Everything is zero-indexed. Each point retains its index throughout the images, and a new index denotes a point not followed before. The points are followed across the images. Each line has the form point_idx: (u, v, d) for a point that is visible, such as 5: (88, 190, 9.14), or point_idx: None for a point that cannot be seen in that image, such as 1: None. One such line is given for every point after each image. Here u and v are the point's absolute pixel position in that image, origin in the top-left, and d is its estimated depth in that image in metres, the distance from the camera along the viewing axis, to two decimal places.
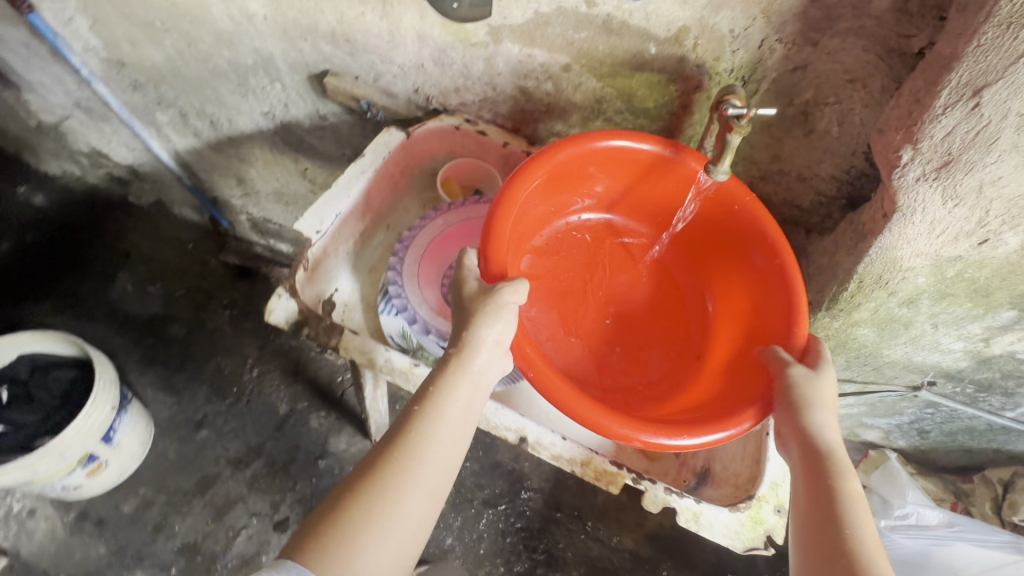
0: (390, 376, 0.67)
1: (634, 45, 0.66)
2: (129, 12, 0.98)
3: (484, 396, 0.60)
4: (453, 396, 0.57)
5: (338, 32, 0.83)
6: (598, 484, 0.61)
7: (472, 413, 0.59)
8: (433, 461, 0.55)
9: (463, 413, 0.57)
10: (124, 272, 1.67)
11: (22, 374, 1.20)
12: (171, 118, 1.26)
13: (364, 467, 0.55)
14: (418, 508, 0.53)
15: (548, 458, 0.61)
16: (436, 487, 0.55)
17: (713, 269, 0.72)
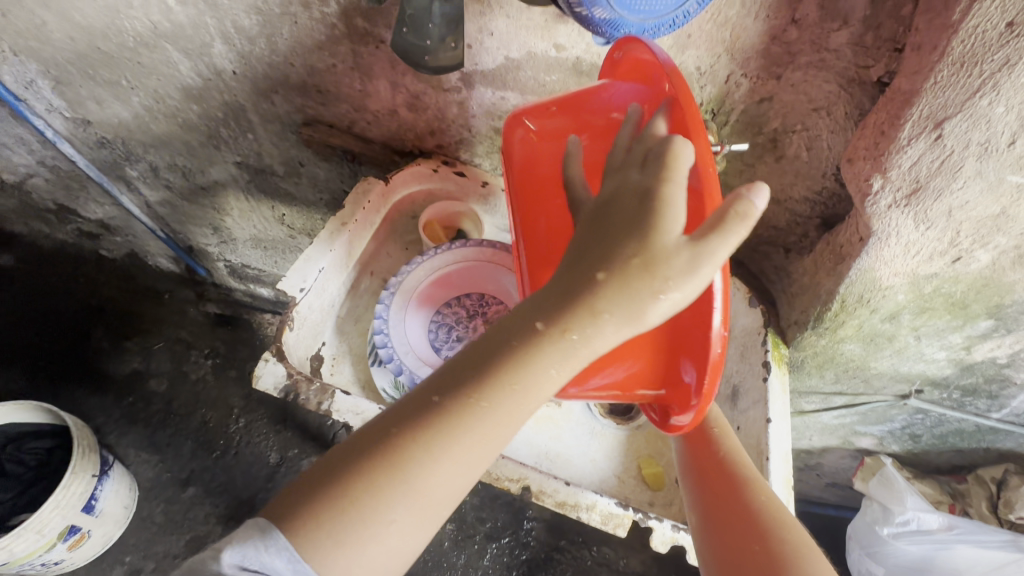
0: None
1: None
2: (92, 72, 0.97)
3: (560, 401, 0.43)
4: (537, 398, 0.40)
5: (310, 83, 0.83)
6: (606, 529, 0.64)
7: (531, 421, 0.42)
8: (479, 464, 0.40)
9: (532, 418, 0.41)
10: (98, 329, 1.63)
11: None
12: (142, 172, 1.24)
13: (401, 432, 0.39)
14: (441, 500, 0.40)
15: (553, 506, 0.64)
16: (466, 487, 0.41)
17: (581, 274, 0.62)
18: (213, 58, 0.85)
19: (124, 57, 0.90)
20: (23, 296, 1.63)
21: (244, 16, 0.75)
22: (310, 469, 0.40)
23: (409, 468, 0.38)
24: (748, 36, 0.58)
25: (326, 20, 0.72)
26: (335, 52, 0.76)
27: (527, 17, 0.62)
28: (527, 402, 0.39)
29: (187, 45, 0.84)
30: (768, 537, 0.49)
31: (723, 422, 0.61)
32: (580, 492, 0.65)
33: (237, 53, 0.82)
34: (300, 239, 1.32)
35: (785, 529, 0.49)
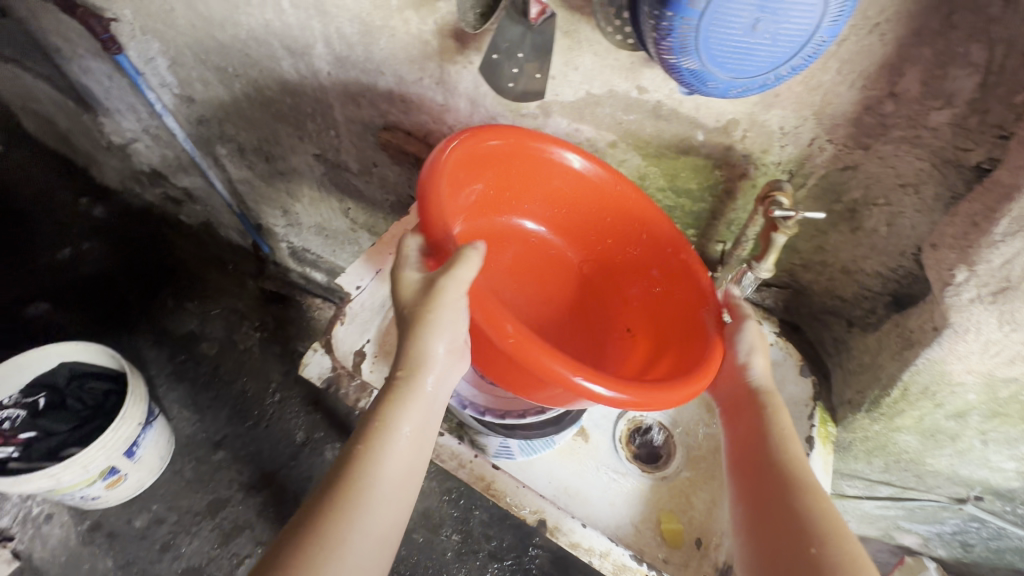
0: None
1: (681, 131, 0.67)
2: (204, 57, 1.06)
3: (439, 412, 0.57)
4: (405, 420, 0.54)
5: (396, 92, 0.88)
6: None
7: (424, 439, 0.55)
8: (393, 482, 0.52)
9: (418, 436, 0.55)
10: (166, 288, 1.75)
11: (61, 382, 1.24)
12: (230, 151, 1.33)
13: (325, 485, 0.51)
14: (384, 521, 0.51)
15: (566, 545, 0.63)
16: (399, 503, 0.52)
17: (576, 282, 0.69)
18: (312, 58, 0.91)
19: (235, 48, 0.99)
20: (108, 246, 1.79)
21: (347, 24, 0.80)
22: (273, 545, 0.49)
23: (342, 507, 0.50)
24: (840, 103, 0.56)
25: (421, 37, 0.76)
26: (424, 66, 0.80)
27: (614, 57, 0.63)
28: (394, 444, 0.53)
29: (291, 44, 0.90)
30: (812, 550, 0.49)
31: (787, 427, 0.60)
32: (596, 537, 0.64)
33: (335, 56, 0.88)
34: (360, 234, 1.37)
35: (838, 551, 0.49)
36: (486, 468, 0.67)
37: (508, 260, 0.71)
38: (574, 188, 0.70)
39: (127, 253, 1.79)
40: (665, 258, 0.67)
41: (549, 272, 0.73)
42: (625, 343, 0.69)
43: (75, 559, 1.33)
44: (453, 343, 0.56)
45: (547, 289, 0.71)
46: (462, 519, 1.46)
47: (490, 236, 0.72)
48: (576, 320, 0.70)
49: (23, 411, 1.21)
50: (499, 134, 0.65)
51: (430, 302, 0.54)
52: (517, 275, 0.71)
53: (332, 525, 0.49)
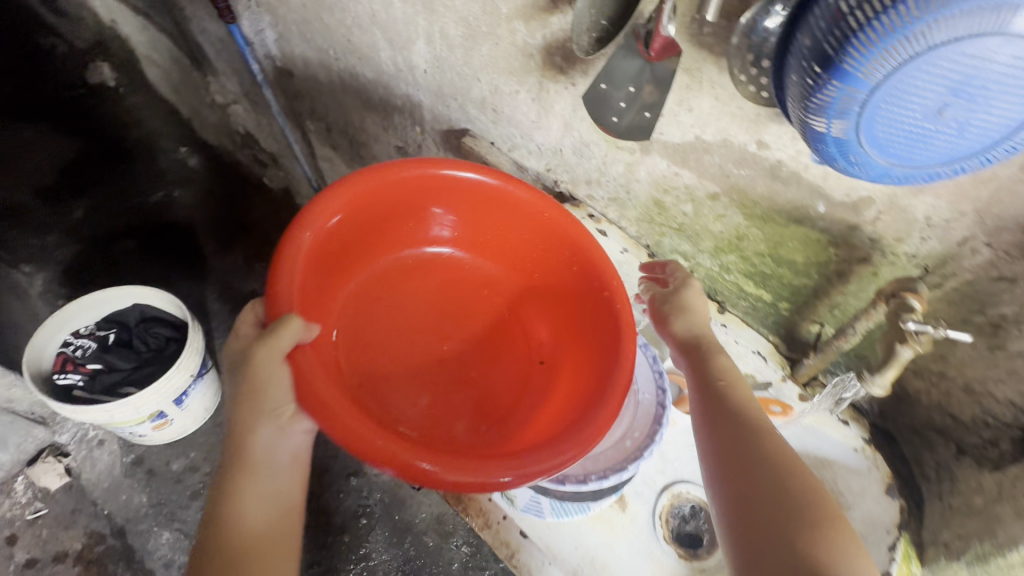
0: None
1: (799, 198, 0.59)
2: (309, 37, 1.07)
3: (292, 463, 0.62)
4: (250, 485, 0.59)
5: (488, 101, 0.84)
6: None
7: (279, 493, 0.61)
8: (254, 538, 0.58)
9: (272, 495, 0.60)
10: (239, 247, 1.82)
11: (130, 321, 1.32)
12: (318, 129, 1.35)
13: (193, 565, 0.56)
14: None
15: None
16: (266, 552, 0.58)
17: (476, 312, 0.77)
18: (410, 53, 0.88)
19: (338, 32, 0.98)
20: (196, 197, 1.84)
21: (452, 25, 0.77)
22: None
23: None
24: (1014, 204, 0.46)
25: (526, 50, 0.71)
26: (523, 80, 0.76)
27: (738, 105, 0.56)
28: (241, 518, 0.57)
29: (392, 37, 0.88)
30: (785, 495, 0.51)
31: (737, 377, 0.62)
32: None
33: (433, 55, 0.85)
34: None
35: (806, 494, 0.52)
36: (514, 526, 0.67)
37: (427, 288, 0.78)
38: (469, 195, 0.73)
39: (212, 206, 1.85)
40: (581, 274, 0.71)
41: (467, 288, 0.79)
42: (540, 364, 0.74)
43: (116, 487, 1.42)
44: (284, 407, 0.60)
45: (466, 313, 0.77)
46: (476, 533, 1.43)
47: (401, 273, 0.79)
48: (500, 340, 0.76)
49: (93, 343, 1.27)
50: (354, 186, 0.68)
51: (248, 380, 0.58)
52: (438, 303, 0.78)
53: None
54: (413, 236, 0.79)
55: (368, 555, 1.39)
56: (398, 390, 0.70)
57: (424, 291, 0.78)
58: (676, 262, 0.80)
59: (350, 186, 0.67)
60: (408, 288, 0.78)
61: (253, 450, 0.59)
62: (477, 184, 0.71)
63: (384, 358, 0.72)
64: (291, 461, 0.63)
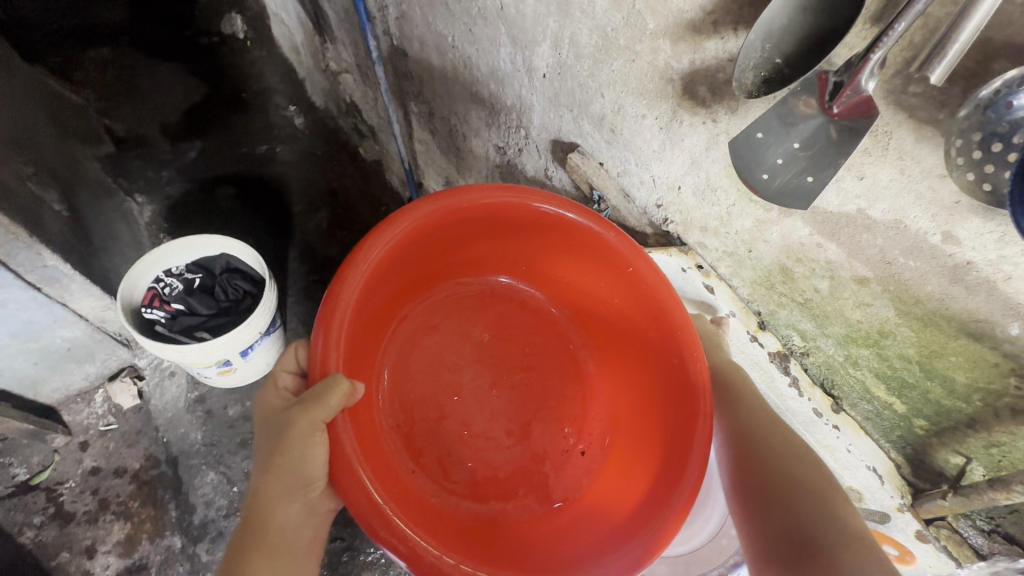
0: None
1: (984, 312, 0.47)
2: (430, 20, 1.03)
3: (302, 541, 0.59)
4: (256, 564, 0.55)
5: (607, 119, 0.76)
6: None
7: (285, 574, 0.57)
8: None
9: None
10: (326, 211, 1.85)
11: (216, 269, 1.38)
12: (420, 112, 1.32)
13: None
14: None
15: None
16: None
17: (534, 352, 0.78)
18: (533, 55, 0.82)
19: (461, 20, 0.94)
20: (296, 157, 1.92)
21: (585, 33, 0.70)
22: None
23: None
24: None
25: (666, 73, 0.63)
26: (653, 105, 0.67)
27: (931, 186, 0.44)
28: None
29: (517, 35, 0.82)
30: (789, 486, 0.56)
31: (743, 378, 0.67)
32: None
33: (557, 61, 0.78)
34: None
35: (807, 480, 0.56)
36: None
37: (478, 317, 0.80)
38: (534, 225, 0.71)
39: (309, 169, 1.90)
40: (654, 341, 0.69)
41: (516, 322, 0.80)
42: (587, 420, 0.76)
43: (177, 419, 1.50)
44: (316, 482, 0.59)
45: (515, 351, 0.78)
46: None
47: (452, 299, 0.80)
48: (545, 385, 0.77)
49: (179, 285, 1.34)
50: (405, 225, 0.66)
51: (280, 448, 0.58)
52: (494, 334, 0.79)
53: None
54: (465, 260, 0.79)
55: None
56: (438, 432, 0.73)
57: (475, 321, 0.79)
58: (788, 338, 0.69)
59: (396, 228, 0.66)
60: (458, 319, 0.79)
61: (273, 528, 0.58)
62: (553, 219, 0.68)
63: (439, 392, 0.75)
64: (304, 547, 0.60)
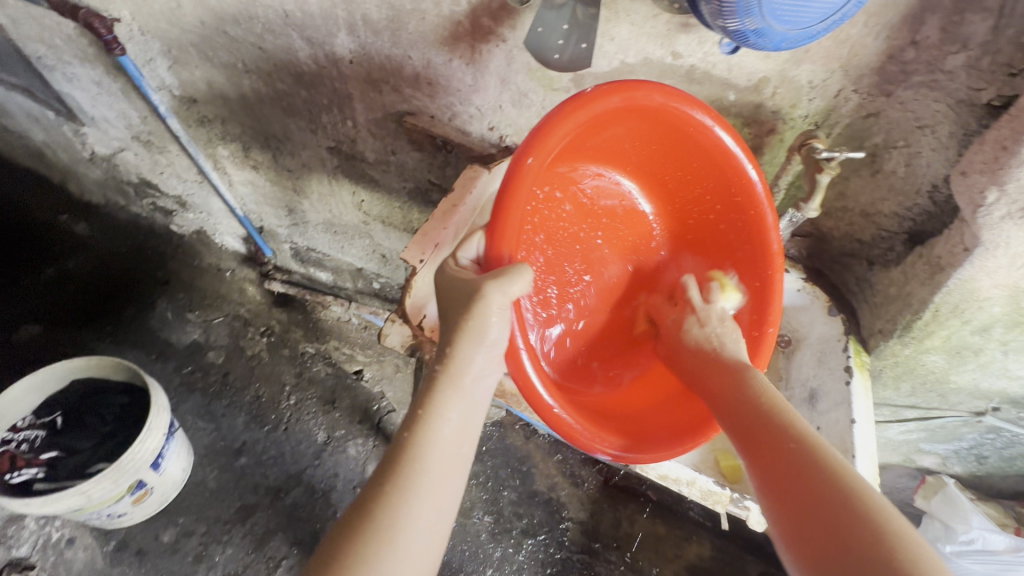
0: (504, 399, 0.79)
1: (713, 93, 0.72)
2: (211, 54, 1.06)
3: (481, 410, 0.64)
4: (444, 416, 0.60)
5: (422, 76, 0.90)
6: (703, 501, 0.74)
7: (465, 433, 0.61)
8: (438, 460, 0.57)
9: (460, 434, 0.60)
10: (164, 300, 1.71)
11: (75, 400, 1.21)
12: (232, 152, 1.31)
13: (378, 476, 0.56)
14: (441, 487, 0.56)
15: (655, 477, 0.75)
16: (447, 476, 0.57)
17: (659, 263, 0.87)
18: (334, 47, 0.92)
19: (248, 42, 0.99)
20: (96, 264, 1.73)
21: (374, 9, 0.82)
22: (337, 534, 0.52)
23: (389, 503, 0.53)
24: (866, 54, 0.62)
25: (453, 18, 0.78)
26: (454, 48, 0.83)
27: (651, 25, 0.67)
28: (441, 425, 0.59)
29: (311, 35, 0.91)
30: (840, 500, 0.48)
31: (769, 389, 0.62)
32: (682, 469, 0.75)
33: (359, 44, 0.89)
34: (373, 227, 1.37)
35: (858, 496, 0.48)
36: None
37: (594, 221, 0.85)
38: (686, 138, 0.72)
39: (120, 268, 1.74)
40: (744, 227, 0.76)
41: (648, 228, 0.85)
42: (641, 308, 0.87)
43: None
44: (498, 342, 0.64)
45: (616, 237, 0.86)
46: (492, 500, 1.53)
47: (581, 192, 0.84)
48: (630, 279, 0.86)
49: (42, 432, 1.18)
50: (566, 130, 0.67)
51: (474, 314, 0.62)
52: (622, 235, 0.86)
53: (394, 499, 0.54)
54: (608, 153, 0.81)
55: None
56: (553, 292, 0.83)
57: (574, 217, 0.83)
58: None
59: (546, 144, 0.66)
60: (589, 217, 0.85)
61: (464, 375, 0.62)
62: (726, 142, 0.69)
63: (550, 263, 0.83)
64: (486, 395, 0.64)
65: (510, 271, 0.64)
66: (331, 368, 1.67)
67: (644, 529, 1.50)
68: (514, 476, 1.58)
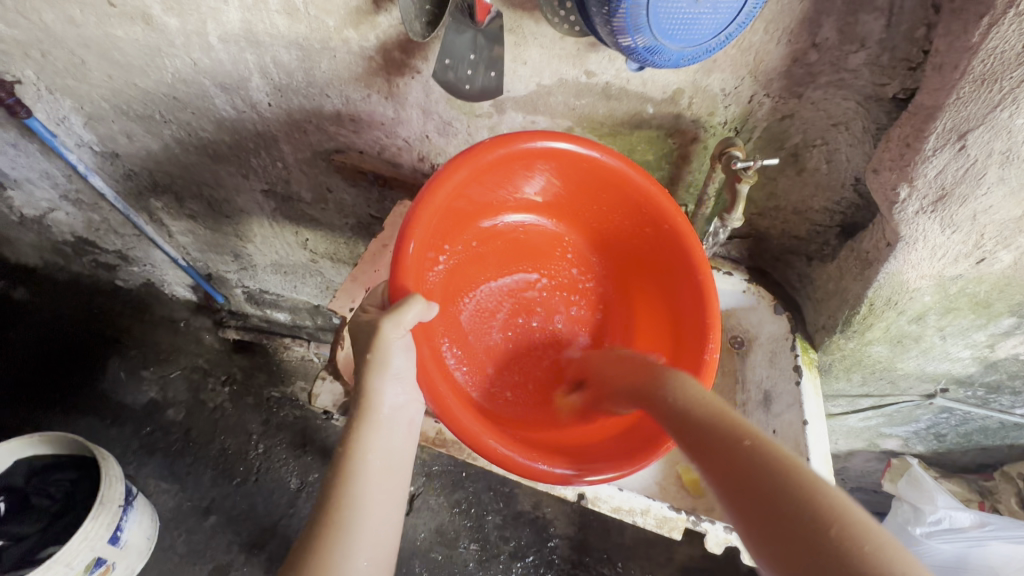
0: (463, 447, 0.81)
1: (632, 108, 0.72)
2: (126, 108, 1.01)
3: (401, 435, 0.63)
4: (369, 449, 0.59)
5: (344, 113, 0.87)
6: (661, 531, 0.72)
7: (391, 463, 0.61)
8: (371, 483, 0.58)
9: (385, 463, 0.60)
10: (115, 359, 1.64)
11: (19, 482, 1.14)
12: (166, 203, 1.27)
13: (316, 515, 0.55)
14: (377, 511, 0.57)
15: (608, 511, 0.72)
16: (384, 502, 0.58)
17: (636, 287, 0.81)
18: (250, 91, 0.89)
19: (160, 92, 0.95)
20: (40, 329, 1.66)
21: (283, 51, 0.80)
22: None
23: (327, 535, 0.53)
24: (771, 60, 0.62)
25: (364, 54, 0.76)
26: (370, 83, 0.81)
27: (560, 46, 0.66)
28: (366, 472, 0.58)
29: (225, 81, 0.88)
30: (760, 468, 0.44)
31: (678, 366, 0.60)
32: (634, 498, 0.72)
33: (274, 86, 0.86)
34: (321, 263, 1.33)
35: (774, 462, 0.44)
36: None
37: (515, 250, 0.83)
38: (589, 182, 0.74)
39: (65, 331, 1.66)
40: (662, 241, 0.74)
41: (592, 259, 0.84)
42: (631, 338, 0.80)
43: None
44: (404, 367, 0.62)
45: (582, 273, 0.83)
46: (477, 527, 1.50)
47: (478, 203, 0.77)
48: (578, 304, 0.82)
49: None
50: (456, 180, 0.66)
51: (376, 351, 0.59)
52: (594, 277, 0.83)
53: (335, 523, 0.54)
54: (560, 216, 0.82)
55: None
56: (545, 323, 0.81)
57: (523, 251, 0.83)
58: None
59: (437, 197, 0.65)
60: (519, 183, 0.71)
61: (379, 410, 0.61)
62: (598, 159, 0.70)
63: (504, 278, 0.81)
64: (408, 422, 0.64)
65: (408, 306, 0.60)
66: (298, 410, 1.62)
67: (633, 535, 1.49)
68: (497, 499, 1.54)
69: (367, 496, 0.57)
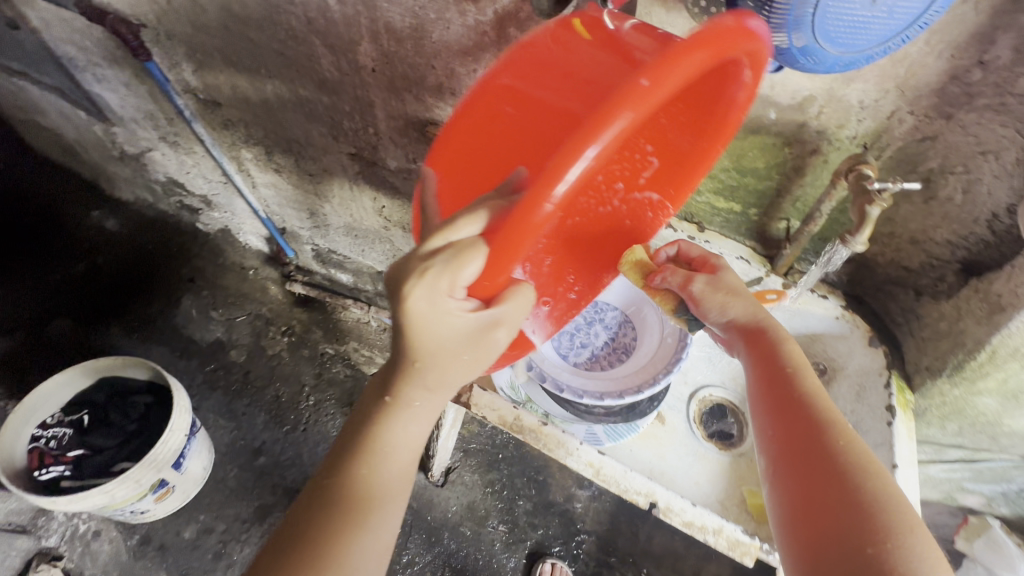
0: (521, 435, 0.71)
1: (753, 110, 0.68)
2: (235, 60, 1.05)
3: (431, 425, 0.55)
4: (398, 445, 0.51)
5: (445, 86, 0.87)
6: (733, 555, 0.68)
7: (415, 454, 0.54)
8: (393, 478, 0.52)
9: (409, 457, 0.53)
10: (189, 297, 1.73)
11: (102, 398, 1.24)
12: (256, 155, 1.31)
13: (328, 489, 0.51)
14: (390, 509, 0.52)
15: (681, 524, 0.68)
16: (400, 494, 0.53)
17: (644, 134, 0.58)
18: (357, 55, 0.90)
19: (270, 47, 0.97)
20: (126, 259, 1.77)
21: (398, 18, 0.79)
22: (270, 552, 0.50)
23: (341, 523, 0.50)
24: (925, 74, 0.57)
25: (478, 28, 0.75)
26: (479, 59, 0.80)
27: (688, 39, 0.63)
28: (390, 466, 0.51)
29: (335, 42, 0.89)
30: (849, 487, 0.51)
31: (798, 353, 0.60)
32: (707, 515, 0.69)
33: (382, 52, 0.87)
34: (394, 232, 1.35)
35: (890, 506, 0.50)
36: (592, 454, 0.71)
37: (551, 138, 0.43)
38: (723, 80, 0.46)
39: (147, 264, 1.76)
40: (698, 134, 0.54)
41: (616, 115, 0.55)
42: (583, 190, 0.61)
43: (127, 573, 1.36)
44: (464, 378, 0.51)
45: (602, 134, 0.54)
46: (507, 509, 1.51)
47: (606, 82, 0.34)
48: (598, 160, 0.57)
49: (70, 429, 1.20)
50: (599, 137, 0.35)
51: (458, 350, 0.47)
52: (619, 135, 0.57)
53: (354, 510, 0.50)
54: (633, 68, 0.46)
55: (412, 560, 1.44)
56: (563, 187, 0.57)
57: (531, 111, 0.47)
58: None
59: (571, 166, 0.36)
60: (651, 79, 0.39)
61: (419, 408, 0.51)
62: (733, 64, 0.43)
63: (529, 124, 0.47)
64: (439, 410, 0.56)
65: (515, 304, 0.47)
66: (350, 369, 1.67)
67: (662, 544, 1.46)
68: (530, 485, 1.55)
69: (384, 491, 0.52)
